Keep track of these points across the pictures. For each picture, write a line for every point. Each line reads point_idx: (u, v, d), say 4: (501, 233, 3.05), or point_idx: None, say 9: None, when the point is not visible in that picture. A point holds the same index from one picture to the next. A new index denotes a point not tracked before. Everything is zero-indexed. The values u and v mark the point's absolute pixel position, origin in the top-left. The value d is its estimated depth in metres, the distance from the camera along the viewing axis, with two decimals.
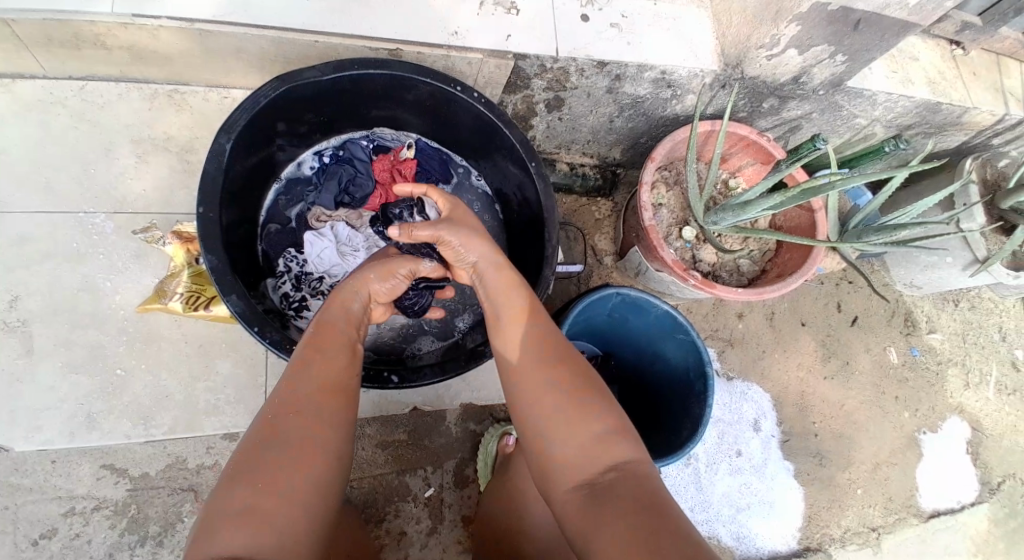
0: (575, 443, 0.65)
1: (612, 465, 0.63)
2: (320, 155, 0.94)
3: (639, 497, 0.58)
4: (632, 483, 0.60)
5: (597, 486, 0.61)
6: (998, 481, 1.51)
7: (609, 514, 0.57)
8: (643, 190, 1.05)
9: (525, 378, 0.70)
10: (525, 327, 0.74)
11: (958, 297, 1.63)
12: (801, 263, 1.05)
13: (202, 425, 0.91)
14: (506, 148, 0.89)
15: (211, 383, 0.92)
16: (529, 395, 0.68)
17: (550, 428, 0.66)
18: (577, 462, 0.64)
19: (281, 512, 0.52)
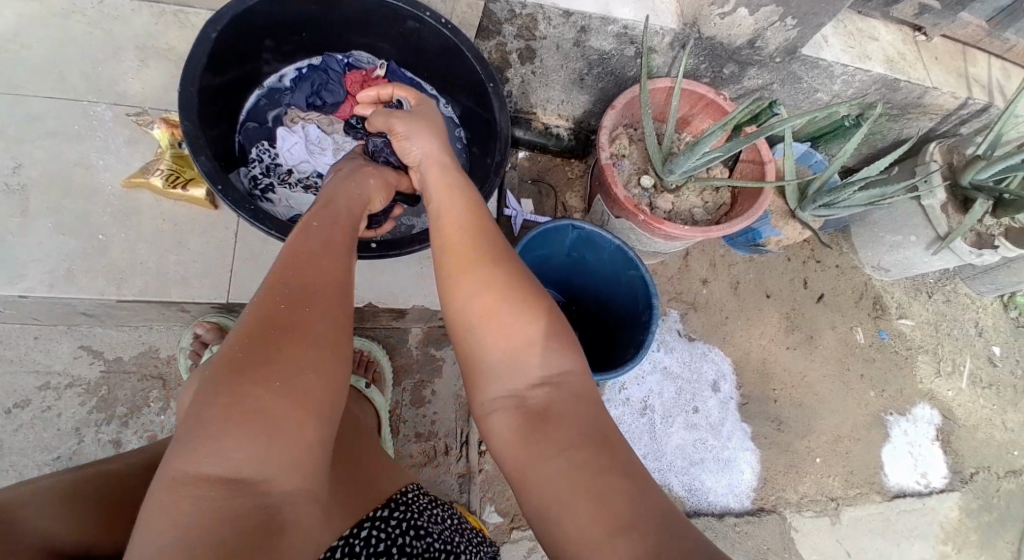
0: (518, 356, 0.60)
1: (546, 379, 0.59)
2: (300, 70, 1.04)
3: (585, 422, 0.55)
4: (570, 401, 0.58)
5: (534, 406, 0.58)
6: (970, 471, 1.49)
7: (552, 438, 0.54)
8: (602, 132, 1.13)
9: (472, 286, 0.63)
10: (468, 231, 0.69)
11: (930, 289, 1.64)
12: (748, 208, 1.11)
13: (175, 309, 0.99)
14: (468, 72, 0.98)
15: None
16: (468, 300, 0.63)
17: (497, 340, 0.61)
18: (523, 375, 0.60)
19: (281, 413, 0.49)
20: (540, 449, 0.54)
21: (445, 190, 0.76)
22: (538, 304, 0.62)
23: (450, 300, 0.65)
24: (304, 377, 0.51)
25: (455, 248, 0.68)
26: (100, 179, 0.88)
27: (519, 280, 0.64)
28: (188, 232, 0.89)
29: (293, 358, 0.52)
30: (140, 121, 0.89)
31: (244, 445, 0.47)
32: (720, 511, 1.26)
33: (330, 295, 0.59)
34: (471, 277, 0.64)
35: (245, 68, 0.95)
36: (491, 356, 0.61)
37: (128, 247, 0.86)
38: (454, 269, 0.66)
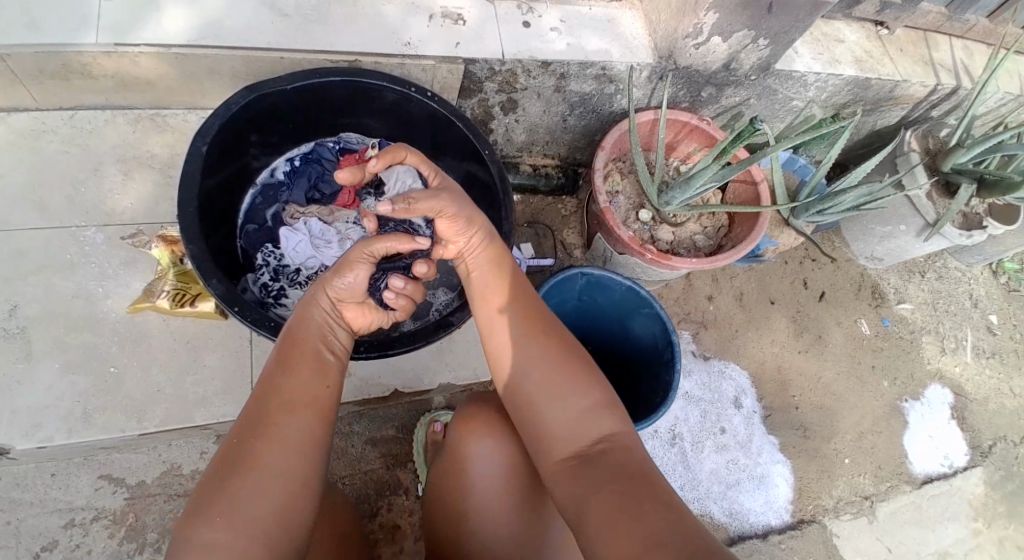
0: (574, 416, 0.68)
1: (602, 437, 0.67)
2: (291, 160, 1.03)
3: (630, 470, 0.62)
4: (619, 452, 0.65)
5: (588, 456, 0.65)
6: (988, 443, 1.50)
7: (602, 479, 0.61)
8: (594, 175, 1.13)
9: (530, 357, 0.71)
10: (518, 306, 0.76)
11: (924, 268, 1.66)
12: (750, 231, 1.12)
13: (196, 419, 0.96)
14: (462, 140, 0.97)
15: None
16: (522, 366, 0.72)
17: (554, 403, 0.69)
18: (577, 433, 0.67)
19: (224, 540, 0.52)
20: (589, 491, 0.61)
21: (491, 268, 0.81)
22: (588, 373, 0.70)
23: (512, 370, 0.73)
24: (255, 507, 0.55)
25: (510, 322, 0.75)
26: (104, 307, 0.92)
27: (570, 352, 0.72)
28: (200, 347, 0.94)
29: (251, 489, 0.56)
30: (139, 245, 0.94)
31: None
32: (763, 532, 1.27)
33: (289, 412, 0.62)
34: (530, 349, 0.72)
35: (237, 164, 0.93)
36: (551, 415, 0.68)
37: (145, 372, 0.91)
38: (516, 339, 0.74)
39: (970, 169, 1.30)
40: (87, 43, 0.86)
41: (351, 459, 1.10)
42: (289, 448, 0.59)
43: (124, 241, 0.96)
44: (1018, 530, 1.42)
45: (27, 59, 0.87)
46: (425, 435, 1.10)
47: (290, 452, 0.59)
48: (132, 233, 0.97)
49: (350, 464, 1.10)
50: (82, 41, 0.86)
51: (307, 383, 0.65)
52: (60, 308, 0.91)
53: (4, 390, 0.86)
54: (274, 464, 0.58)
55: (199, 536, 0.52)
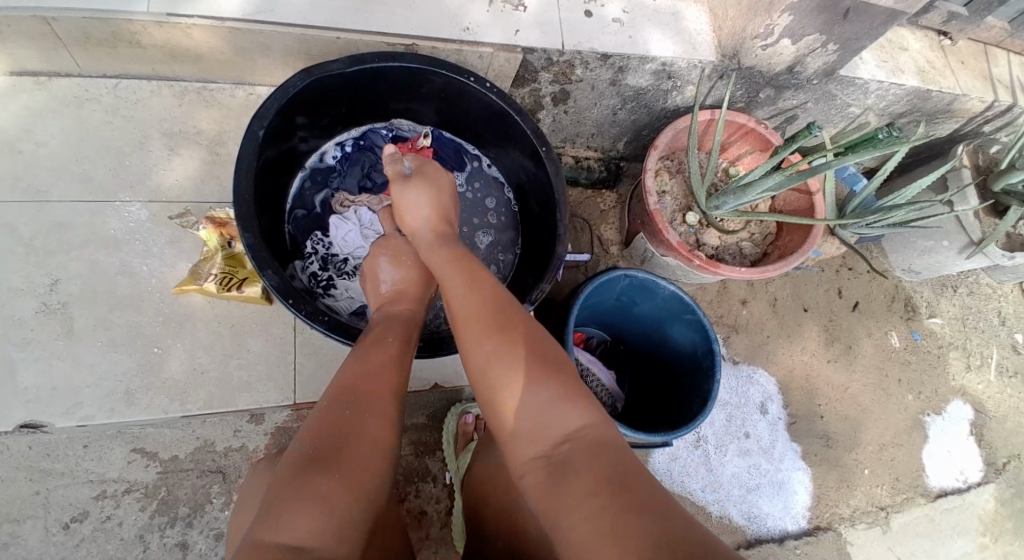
0: (537, 416, 0.62)
1: (567, 436, 0.60)
2: (342, 145, 1.01)
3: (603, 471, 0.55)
4: (590, 453, 0.58)
5: (558, 459, 0.59)
6: (1003, 461, 1.51)
7: (574, 481, 0.55)
8: (647, 176, 1.10)
9: (492, 348, 0.65)
10: (481, 297, 0.71)
11: (956, 282, 1.61)
12: (800, 243, 1.10)
13: (237, 400, 0.97)
14: (517, 134, 0.94)
15: (244, 361, 0.99)
16: (483, 364, 0.65)
17: (519, 399, 0.62)
18: (545, 433, 0.61)
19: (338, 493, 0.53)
20: (566, 495, 0.54)
21: (455, 267, 0.76)
22: (551, 370, 0.64)
23: (474, 369, 0.66)
24: (360, 468, 0.57)
25: (471, 313, 0.69)
26: (149, 286, 0.96)
27: (526, 345, 0.65)
28: (247, 331, 1.00)
29: (351, 462, 0.57)
30: (187, 225, 0.97)
31: (302, 516, 0.50)
32: (780, 536, 1.30)
33: (382, 391, 0.65)
34: (489, 342, 0.66)
35: (283, 146, 0.90)
36: (521, 414, 0.62)
37: (188, 355, 0.97)
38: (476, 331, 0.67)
39: (1021, 190, 1.27)
40: (139, 11, 0.84)
41: None
42: (375, 425, 0.61)
43: (173, 220, 0.98)
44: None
45: (75, 23, 0.85)
46: (456, 426, 1.11)
47: (377, 429, 0.61)
48: (180, 212, 0.99)
49: None
50: (135, 10, 0.84)
51: (386, 372, 0.68)
52: (104, 285, 0.95)
53: (49, 363, 0.92)
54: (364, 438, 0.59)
55: (290, 496, 0.52)
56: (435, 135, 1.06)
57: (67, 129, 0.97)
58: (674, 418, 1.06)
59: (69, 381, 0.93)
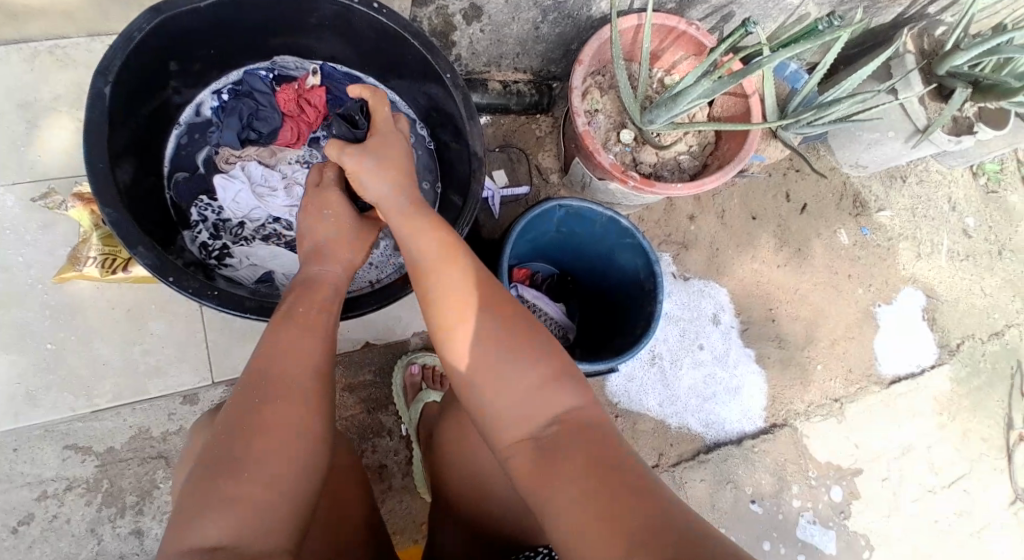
0: (522, 394, 0.58)
1: (558, 417, 0.57)
2: (219, 93, 0.91)
3: (593, 456, 0.52)
4: (581, 436, 0.55)
5: (544, 441, 0.56)
6: (956, 342, 1.56)
7: (563, 466, 0.52)
8: (574, 96, 1.02)
9: (477, 326, 0.59)
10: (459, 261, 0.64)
11: (905, 173, 1.59)
12: (737, 151, 1.05)
13: (147, 388, 0.95)
14: (417, 62, 0.85)
15: (146, 346, 0.95)
16: (460, 340, 0.60)
17: (502, 379, 0.58)
18: (530, 413, 0.58)
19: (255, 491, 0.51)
20: (550, 481, 0.52)
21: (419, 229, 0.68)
22: (540, 347, 0.60)
23: (454, 350, 0.60)
24: (269, 464, 0.53)
25: (442, 280, 0.63)
26: (29, 279, 0.91)
27: (517, 323, 0.60)
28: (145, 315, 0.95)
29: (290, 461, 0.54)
30: (54, 205, 0.86)
31: (220, 520, 0.49)
32: (738, 438, 1.35)
33: (270, 392, 0.57)
34: (467, 320, 0.60)
35: (147, 100, 0.79)
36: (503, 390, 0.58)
37: (85, 347, 0.93)
38: (450, 302, 0.61)
39: (965, 71, 1.21)
40: None
41: None
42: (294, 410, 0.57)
43: (37, 203, 0.90)
44: (982, 421, 1.53)
45: None
46: (404, 379, 1.09)
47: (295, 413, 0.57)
48: (45, 193, 0.90)
49: None
50: None
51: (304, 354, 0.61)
52: None
53: None
54: (294, 431, 0.56)
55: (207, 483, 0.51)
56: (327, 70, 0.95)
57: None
58: (621, 343, 1.04)
59: None
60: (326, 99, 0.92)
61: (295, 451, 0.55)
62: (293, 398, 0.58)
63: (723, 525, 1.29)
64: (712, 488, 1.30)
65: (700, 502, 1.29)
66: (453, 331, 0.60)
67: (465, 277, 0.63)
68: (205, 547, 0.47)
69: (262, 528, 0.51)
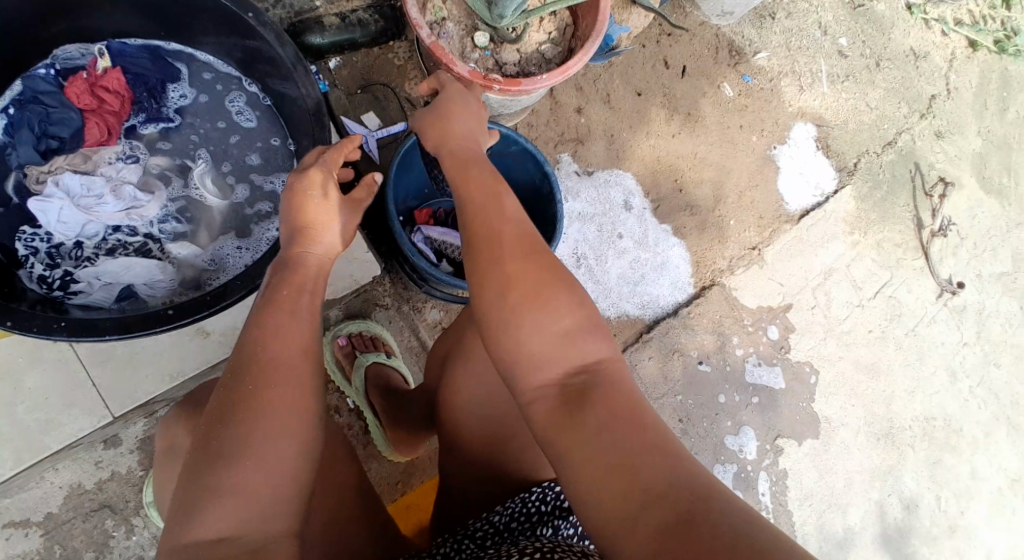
0: (556, 340, 0.54)
1: (587, 366, 0.54)
2: (4, 110, 0.85)
3: (627, 411, 0.49)
4: (612, 388, 0.52)
5: (572, 389, 0.53)
6: (852, 163, 1.63)
7: (590, 417, 0.49)
8: (409, 6, 0.94)
9: (512, 279, 0.56)
10: (509, 216, 0.62)
11: (772, 10, 1.59)
12: (593, 22, 1.01)
13: (43, 443, 0.89)
14: (212, 8, 0.78)
15: (31, 401, 0.89)
16: (496, 286, 0.57)
17: (534, 325, 0.55)
18: (559, 359, 0.54)
19: (262, 471, 0.50)
20: (572, 431, 0.49)
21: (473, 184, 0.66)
22: (580, 299, 0.57)
23: (489, 298, 0.57)
24: (274, 452, 0.51)
25: (490, 228, 0.61)
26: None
27: (553, 275, 0.57)
28: (22, 370, 0.90)
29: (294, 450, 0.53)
30: None
31: (229, 508, 0.48)
32: (673, 308, 1.40)
33: (279, 374, 0.54)
34: (505, 267, 0.57)
35: None
36: (530, 341, 0.55)
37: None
38: (487, 257, 0.59)
39: None
40: None
41: None
42: (300, 396, 0.55)
43: None
44: (894, 231, 1.64)
45: None
46: (333, 352, 1.07)
47: (303, 399, 0.55)
48: None
49: None
50: None
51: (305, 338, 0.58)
52: None
53: None
54: (299, 421, 0.54)
55: (214, 470, 0.49)
56: (114, 48, 0.88)
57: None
58: None
59: None
60: (125, 81, 0.88)
61: (295, 439, 0.53)
62: (301, 386, 0.55)
63: (680, 393, 1.37)
64: (662, 362, 1.37)
65: (653, 378, 1.36)
66: (490, 277, 0.57)
67: (507, 227, 0.61)
68: (205, 539, 0.47)
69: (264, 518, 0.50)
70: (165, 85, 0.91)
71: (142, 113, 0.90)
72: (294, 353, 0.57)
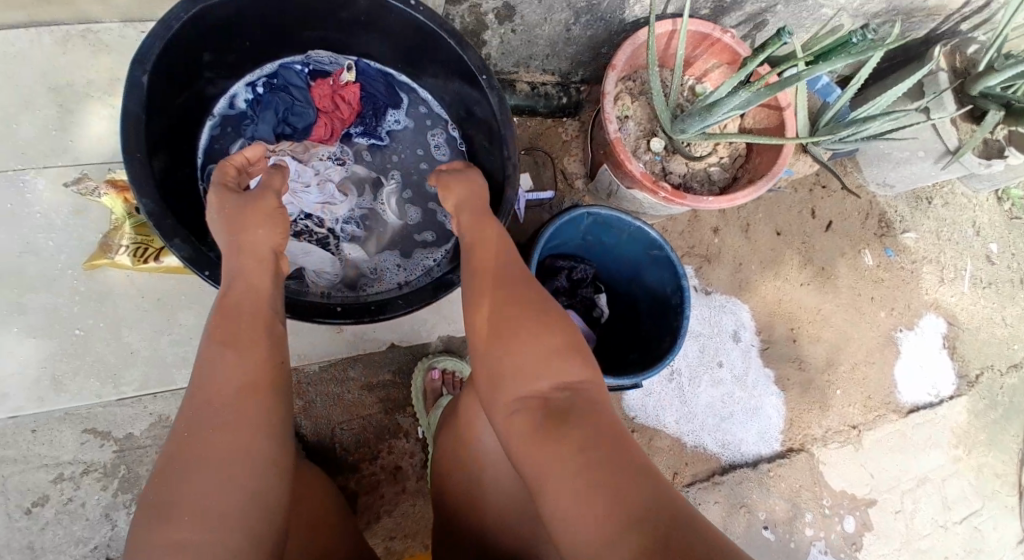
0: (536, 364, 0.60)
1: (567, 386, 0.60)
2: (252, 85, 0.95)
3: (601, 431, 0.55)
4: (587, 409, 0.58)
5: (552, 405, 0.58)
6: (975, 373, 1.53)
7: (567, 433, 0.55)
8: (605, 101, 1.01)
9: (493, 314, 0.63)
10: (501, 261, 0.70)
11: (931, 195, 1.56)
12: (770, 164, 1.04)
13: (172, 378, 0.96)
14: (454, 61, 0.84)
15: (176, 336, 0.97)
16: (489, 317, 0.64)
17: (514, 350, 0.61)
18: (538, 379, 0.60)
19: (209, 505, 0.57)
20: (552, 445, 0.54)
21: (478, 231, 0.74)
22: (567, 330, 0.63)
23: (481, 329, 0.64)
24: (214, 477, 0.59)
25: (491, 266, 0.69)
26: (58, 263, 0.93)
27: (540, 311, 0.63)
28: (176, 305, 0.97)
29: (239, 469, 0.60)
30: (85, 192, 0.87)
31: (182, 531, 0.56)
32: (754, 460, 1.33)
33: (213, 408, 0.63)
34: (493, 302, 0.64)
35: (183, 90, 0.81)
36: (510, 363, 0.61)
37: (113, 334, 0.94)
38: (480, 292, 0.66)
39: (999, 94, 1.18)
40: None
41: (348, 405, 1.08)
42: (230, 421, 0.62)
43: (70, 188, 0.92)
44: (998, 458, 1.50)
45: None
46: (423, 383, 1.08)
47: (233, 426, 0.62)
48: (78, 178, 0.93)
49: (346, 411, 1.08)
50: None
51: (237, 365, 0.66)
52: (8, 266, 0.91)
53: None
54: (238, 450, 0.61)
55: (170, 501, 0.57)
56: (360, 67, 0.98)
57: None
58: (647, 355, 1.06)
59: None
60: (359, 97, 0.97)
61: (243, 468, 0.61)
62: (236, 413, 0.63)
63: None
64: (726, 511, 1.29)
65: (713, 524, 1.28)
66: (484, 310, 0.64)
67: (505, 268, 0.68)
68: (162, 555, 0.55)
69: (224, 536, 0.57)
70: (388, 110, 1.00)
71: (362, 126, 0.99)
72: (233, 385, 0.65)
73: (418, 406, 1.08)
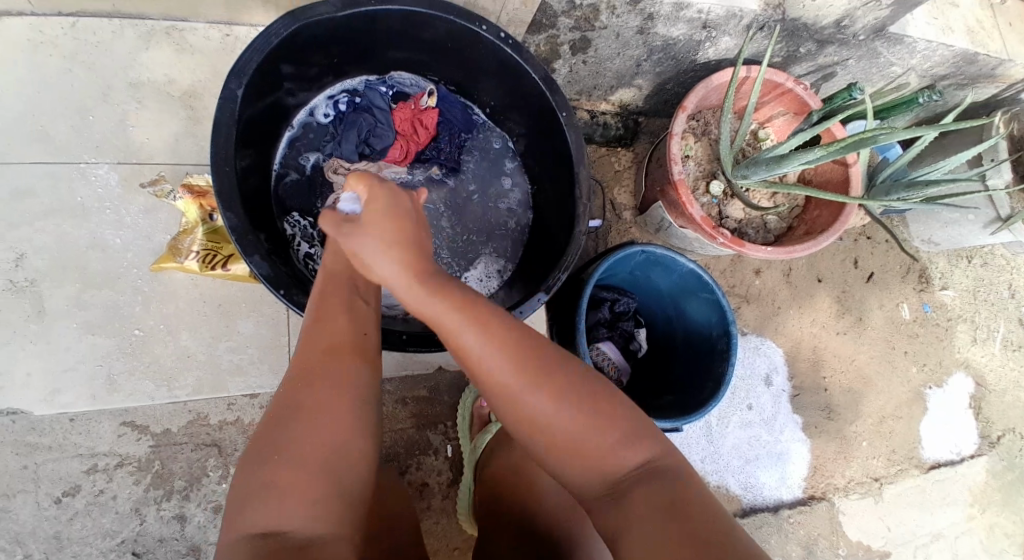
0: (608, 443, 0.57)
1: (639, 464, 0.57)
2: (333, 100, 0.98)
3: (674, 502, 0.53)
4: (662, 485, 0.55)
5: (624, 486, 0.56)
6: (997, 434, 1.51)
7: (642, 512, 0.53)
8: (673, 141, 1.00)
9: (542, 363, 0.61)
10: None
11: (971, 252, 1.52)
12: (831, 220, 1.03)
13: (226, 386, 1.00)
14: (533, 94, 0.85)
15: (234, 343, 1.01)
16: None
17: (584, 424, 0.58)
18: (613, 467, 0.58)
19: (304, 476, 0.53)
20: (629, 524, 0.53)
21: None
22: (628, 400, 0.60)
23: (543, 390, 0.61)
24: (307, 444, 0.55)
25: None
26: (124, 261, 0.97)
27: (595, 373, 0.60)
28: (235, 313, 1.01)
29: (331, 435, 0.56)
30: (162, 194, 0.96)
31: (283, 504, 0.52)
32: (775, 505, 1.33)
33: (319, 368, 0.60)
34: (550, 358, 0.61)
35: (266, 101, 0.84)
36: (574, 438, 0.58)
37: (171, 336, 0.99)
38: None
39: None
40: None
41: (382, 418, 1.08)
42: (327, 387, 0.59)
43: (145, 187, 0.97)
44: (1010, 519, 1.48)
45: None
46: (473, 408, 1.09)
47: (329, 392, 0.58)
48: (152, 179, 0.98)
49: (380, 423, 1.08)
50: None
51: (340, 330, 0.63)
52: (74, 259, 0.96)
53: (24, 344, 0.94)
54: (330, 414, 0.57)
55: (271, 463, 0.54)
56: (441, 93, 1.01)
57: (23, 84, 0.95)
58: (686, 399, 1.04)
59: (48, 362, 0.94)
60: (437, 122, 1.00)
61: (348, 443, 0.57)
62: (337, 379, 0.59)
63: None
64: None
65: None
66: None
67: None
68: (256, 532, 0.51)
69: (322, 516, 0.53)
70: (461, 136, 1.03)
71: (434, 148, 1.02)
72: (327, 345, 0.62)
73: (462, 425, 1.08)
